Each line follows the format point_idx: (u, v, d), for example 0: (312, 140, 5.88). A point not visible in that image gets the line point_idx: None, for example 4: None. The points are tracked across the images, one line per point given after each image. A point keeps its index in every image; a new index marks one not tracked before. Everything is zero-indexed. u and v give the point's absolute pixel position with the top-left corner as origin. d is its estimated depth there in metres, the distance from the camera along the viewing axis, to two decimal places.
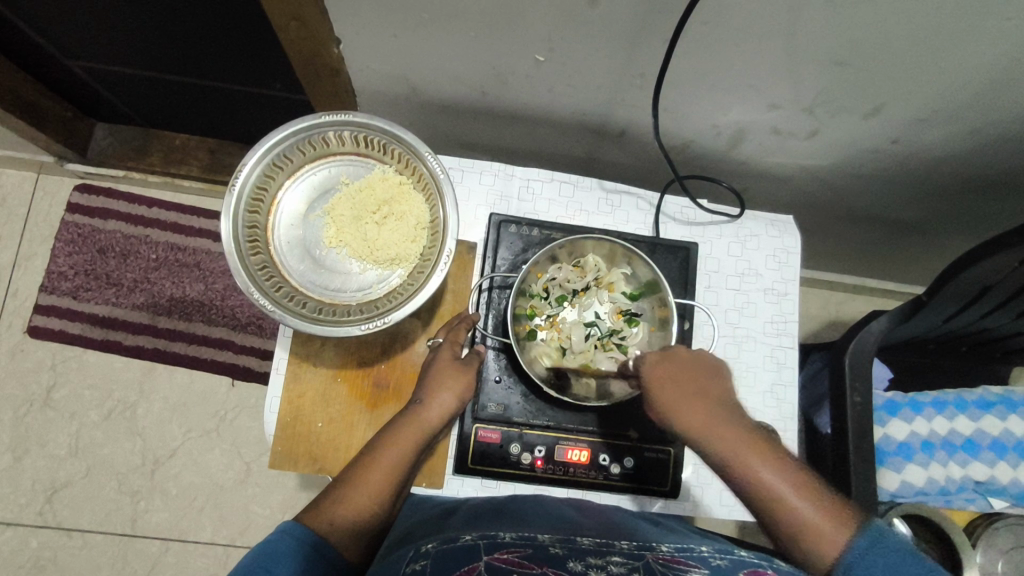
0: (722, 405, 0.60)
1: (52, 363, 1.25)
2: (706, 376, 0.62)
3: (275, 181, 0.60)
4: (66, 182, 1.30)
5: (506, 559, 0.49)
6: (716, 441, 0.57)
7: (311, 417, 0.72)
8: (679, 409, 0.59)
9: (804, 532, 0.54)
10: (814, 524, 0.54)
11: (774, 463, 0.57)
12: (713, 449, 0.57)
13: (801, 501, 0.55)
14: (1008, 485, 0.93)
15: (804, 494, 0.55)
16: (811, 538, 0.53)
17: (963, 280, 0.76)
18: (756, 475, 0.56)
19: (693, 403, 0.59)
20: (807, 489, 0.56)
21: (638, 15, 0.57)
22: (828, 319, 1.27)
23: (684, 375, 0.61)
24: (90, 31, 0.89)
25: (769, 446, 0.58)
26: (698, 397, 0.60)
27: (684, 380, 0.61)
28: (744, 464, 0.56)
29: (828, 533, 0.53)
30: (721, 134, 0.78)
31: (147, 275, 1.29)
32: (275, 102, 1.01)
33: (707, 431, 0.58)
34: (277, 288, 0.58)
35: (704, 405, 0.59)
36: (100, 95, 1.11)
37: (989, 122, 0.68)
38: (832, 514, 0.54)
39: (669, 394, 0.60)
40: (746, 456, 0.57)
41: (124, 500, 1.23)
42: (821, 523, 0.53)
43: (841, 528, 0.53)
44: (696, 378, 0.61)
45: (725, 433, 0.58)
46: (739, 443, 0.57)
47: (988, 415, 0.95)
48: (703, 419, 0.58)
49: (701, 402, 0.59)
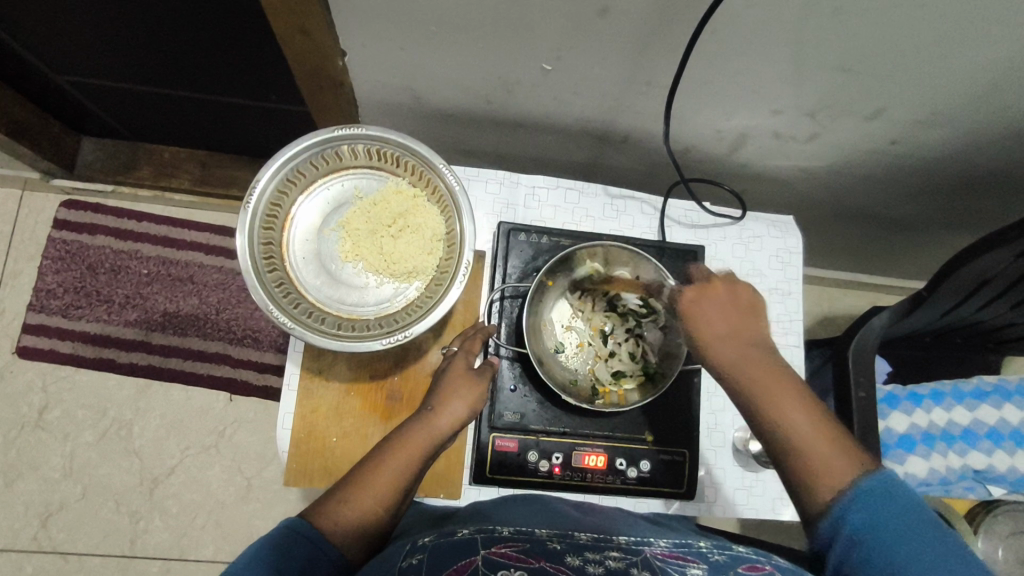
0: (758, 339, 0.60)
1: (43, 384, 1.23)
2: (747, 316, 0.61)
3: (288, 197, 0.59)
4: (52, 198, 1.27)
5: (503, 553, 0.50)
6: (742, 369, 0.58)
7: (325, 431, 0.71)
8: (711, 338, 0.60)
9: (810, 465, 0.53)
10: (823, 460, 0.53)
11: (800, 400, 0.57)
12: (737, 376, 0.58)
13: (816, 439, 0.54)
14: (1006, 473, 0.95)
15: (821, 433, 0.55)
16: (817, 472, 0.53)
17: (961, 276, 0.77)
18: (775, 409, 0.56)
19: (727, 336, 0.60)
20: (825, 430, 0.55)
21: (649, 25, 0.58)
22: (823, 315, 1.30)
23: (722, 309, 0.61)
24: (81, 46, 0.87)
25: (797, 386, 0.58)
26: (732, 330, 0.60)
27: (723, 315, 0.61)
28: (766, 397, 0.57)
29: (837, 472, 0.53)
30: (723, 138, 0.79)
31: (139, 290, 1.27)
32: (270, 114, 1.00)
33: (737, 359, 0.58)
34: (295, 305, 0.57)
35: (737, 339, 0.59)
36: (88, 109, 1.09)
37: (985, 123, 0.70)
38: (846, 457, 0.53)
39: (704, 325, 0.61)
40: (773, 388, 0.57)
41: (122, 522, 1.20)
42: (830, 461, 0.53)
43: (851, 467, 0.52)
44: (736, 313, 0.61)
45: (757, 365, 0.58)
46: (764, 373, 0.58)
47: (984, 404, 0.97)
48: (733, 348, 0.59)
49: (732, 335, 0.60)
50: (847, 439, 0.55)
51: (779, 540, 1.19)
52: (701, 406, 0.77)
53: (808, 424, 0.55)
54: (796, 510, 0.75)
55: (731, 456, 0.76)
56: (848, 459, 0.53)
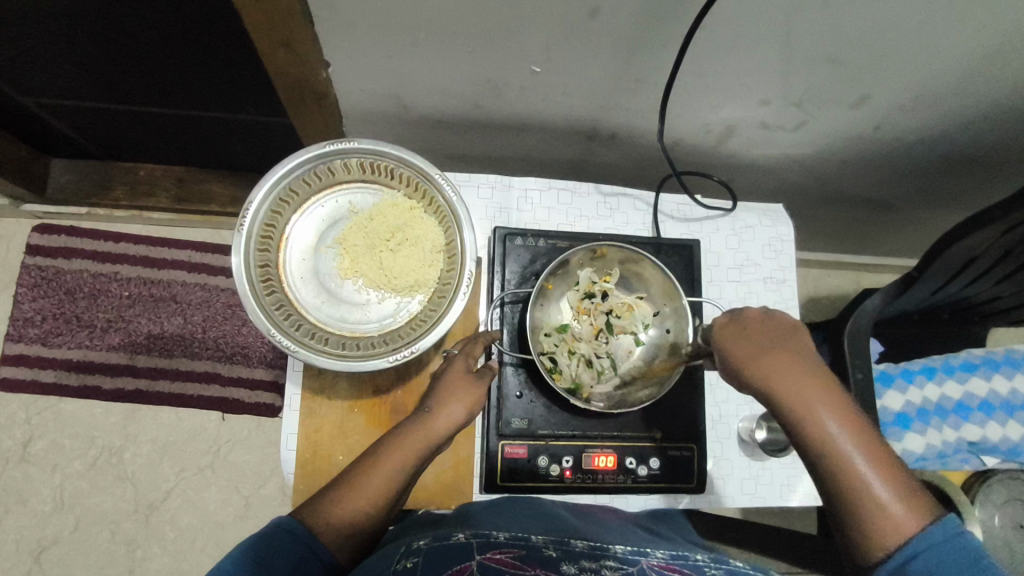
0: (813, 363, 0.56)
1: (26, 416, 1.19)
2: (795, 342, 0.57)
3: (282, 216, 0.58)
4: (23, 223, 1.23)
5: (500, 559, 0.49)
6: (797, 397, 0.54)
7: (330, 450, 0.70)
8: (764, 372, 0.56)
9: (871, 508, 0.51)
10: (886, 505, 0.50)
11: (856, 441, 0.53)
12: (795, 406, 0.54)
13: (880, 481, 0.51)
14: (999, 443, 0.98)
15: (884, 472, 0.52)
16: (878, 517, 0.50)
17: (950, 256, 0.79)
18: (835, 444, 0.53)
19: (785, 369, 0.55)
20: (890, 471, 0.52)
21: (638, 24, 0.58)
22: (811, 297, 1.31)
23: (773, 338, 0.57)
24: (48, 67, 0.84)
25: (859, 419, 0.54)
26: (783, 355, 0.56)
27: (774, 339, 0.57)
28: (828, 430, 0.53)
29: (899, 517, 0.50)
30: (711, 131, 0.79)
31: (121, 313, 1.23)
32: (248, 127, 0.98)
33: (795, 397, 0.54)
34: (297, 327, 0.56)
35: (791, 364, 0.55)
36: (57, 131, 1.05)
37: (968, 105, 0.70)
38: (911, 505, 0.51)
39: (751, 352, 0.57)
40: (830, 429, 0.53)
41: (119, 550, 1.17)
42: (894, 507, 0.50)
43: (915, 516, 0.50)
44: (784, 339, 0.57)
45: (814, 402, 0.54)
46: (824, 399, 0.54)
47: (975, 377, 0.99)
48: (790, 375, 0.55)
49: (784, 361, 0.56)
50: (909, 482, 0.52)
51: (781, 521, 1.21)
52: (705, 399, 0.77)
53: (872, 464, 0.52)
54: (805, 495, 0.76)
55: (737, 446, 0.76)
56: (912, 505, 0.51)
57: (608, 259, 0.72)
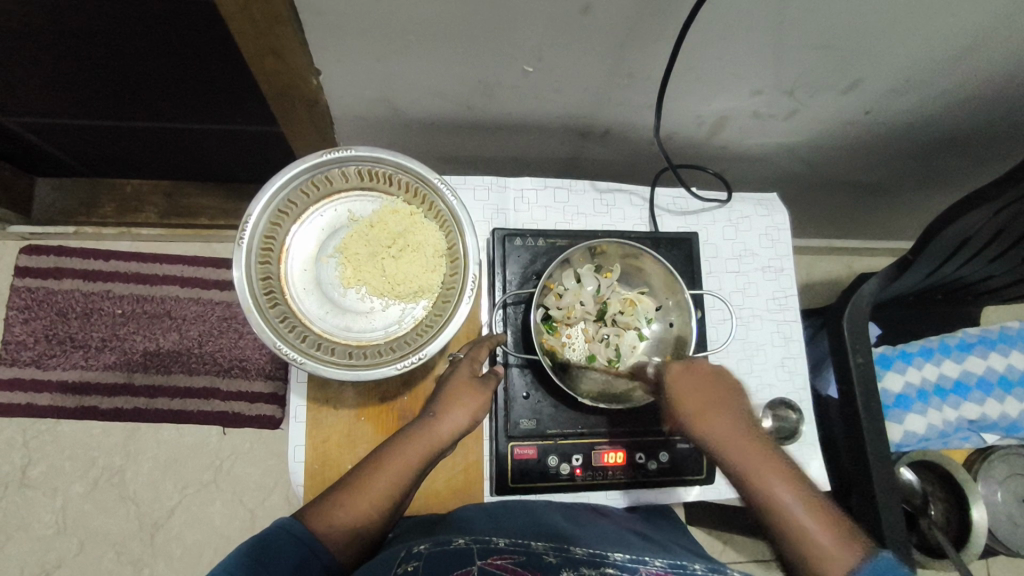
0: (741, 416, 0.60)
1: (23, 440, 1.17)
2: (731, 394, 0.62)
3: (282, 227, 0.57)
4: (10, 245, 1.21)
5: (500, 565, 0.52)
6: (733, 445, 0.58)
7: (339, 460, 0.69)
8: (699, 415, 0.60)
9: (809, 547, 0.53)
10: (821, 543, 0.53)
11: (792, 482, 0.56)
12: (733, 455, 0.58)
13: (812, 522, 0.54)
14: (998, 420, 0.99)
15: (818, 513, 0.54)
16: (813, 555, 0.53)
17: (945, 237, 0.79)
18: (769, 489, 0.56)
19: (717, 415, 0.60)
20: (821, 514, 0.54)
21: (631, 18, 0.58)
22: (805, 284, 1.32)
23: (706, 383, 0.62)
24: (31, 85, 0.83)
25: (788, 466, 0.57)
26: (717, 408, 0.60)
27: (705, 392, 0.61)
28: (760, 476, 0.56)
29: (835, 556, 0.52)
30: (703, 123, 0.79)
31: (115, 331, 1.22)
32: (237, 138, 0.97)
33: (727, 441, 0.58)
34: (303, 339, 0.56)
35: (722, 417, 0.59)
36: (41, 149, 1.04)
37: (956, 86, 0.71)
38: (843, 543, 0.53)
39: (691, 403, 0.61)
40: (764, 470, 0.56)
41: (125, 571, 1.16)
42: (826, 543, 0.53)
43: (849, 553, 0.52)
44: (719, 390, 0.61)
45: (742, 448, 0.58)
46: (757, 450, 0.58)
47: (971, 355, 1.00)
48: (720, 428, 0.59)
49: (717, 413, 0.60)
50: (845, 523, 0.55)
51: None
52: None
53: (804, 507, 0.55)
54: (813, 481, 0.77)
55: None
56: (843, 543, 0.53)
57: (608, 255, 0.71)
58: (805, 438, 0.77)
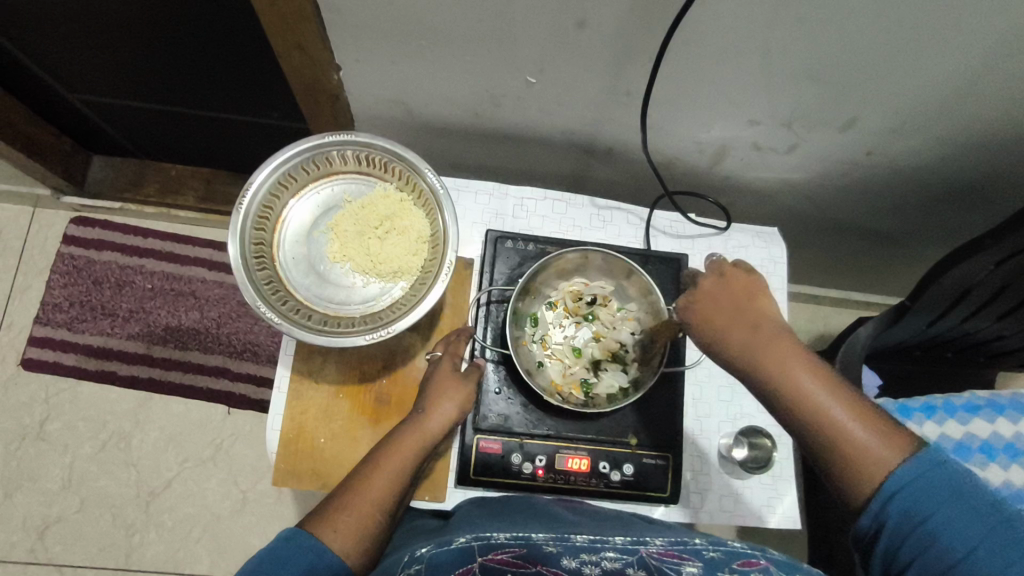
0: (780, 327, 0.60)
1: (45, 396, 1.24)
2: (759, 306, 0.62)
3: (280, 200, 0.62)
4: (62, 214, 1.31)
5: (501, 560, 0.54)
6: (776, 360, 0.58)
7: (313, 432, 0.72)
8: (724, 331, 0.61)
9: (845, 446, 0.54)
10: (859, 440, 0.53)
11: (831, 389, 0.56)
12: (773, 367, 0.58)
13: (854, 422, 0.54)
14: (1001, 488, 0.93)
15: (855, 418, 0.54)
16: (855, 456, 0.53)
17: (943, 285, 0.78)
18: (802, 390, 0.56)
19: (741, 328, 0.60)
20: (863, 413, 0.55)
21: (625, 37, 0.61)
22: (816, 333, 1.30)
23: (732, 300, 0.62)
24: (93, 65, 0.92)
25: (825, 368, 0.58)
26: (743, 320, 0.60)
27: (727, 308, 0.62)
28: (795, 378, 0.56)
29: (878, 454, 0.53)
30: (705, 151, 0.81)
31: (143, 304, 1.29)
32: (271, 131, 1.04)
33: (756, 353, 0.59)
34: (283, 303, 0.60)
35: (753, 328, 0.60)
36: (98, 127, 1.14)
37: (956, 132, 0.72)
38: (883, 439, 0.53)
39: (718, 322, 0.61)
40: (793, 373, 0.57)
41: (118, 534, 1.20)
42: (864, 440, 0.53)
43: (891, 449, 0.53)
44: (746, 303, 0.62)
45: (774, 356, 0.58)
46: (800, 364, 0.57)
47: (977, 418, 0.97)
48: (752, 340, 0.59)
49: (750, 328, 0.60)
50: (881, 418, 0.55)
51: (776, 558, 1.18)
52: (687, 413, 0.77)
53: (844, 412, 0.55)
54: (783, 518, 0.75)
55: (717, 462, 0.76)
56: (885, 439, 0.53)
57: (587, 260, 0.73)
58: (778, 472, 0.76)
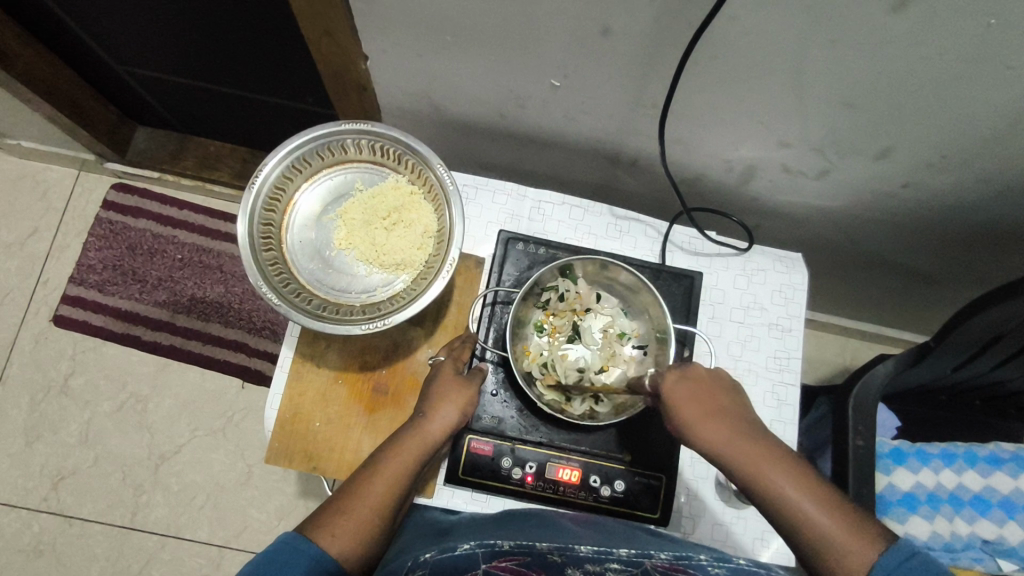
0: (745, 426, 0.57)
1: (72, 352, 1.29)
2: (727, 397, 0.59)
3: (292, 183, 0.64)
4: (104, 180, 1.36)
5: (504, 567, 0.52)
6: (748, 457, 0.54)
7: (309, 416, 0.73)
8: (693, 423, 0.57)
9: (816, 539, 0.49)
10: (832, 533, 0.49)
11: (802, 484, 0.52)
12: (744, 465, 0.54)
13: (827, 516, 0.49)
14: (1018, 546, 0.89)
15: (830, 506, 0.50)
16: (830, 552, 0.48)
17: (970, 329, 0.75)
18: (774, 488, 0.52)
19: (709, 420, 0.57)
20: (836, 507, 0.50)
21: (649, 46, 0.59)
22: (840, 365, 1.26)
23: (699, 390, 0.59)
24: (138, 37, 0.94)
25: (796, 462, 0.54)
26: (717, 415, 0.58)
27: (698, 399, 0.59)
28: (764, 471, 0.53)
29: (851, 551, 0.47)
30: (732, 169, 0.79)
31: (171, 274, 1.33)
32: (306, 115, 1.06)
33: (726, 446, 0.55)
34: (285, 285, 0.61)
35: (725, 422, 0.57)
36: (142, 98, 1.17)
37: (998, 171, 0.68)
38: (855, 531, 0.48)
39: (687, 413, 0.58)
40: (761, 466, 0.53)
41: (126, 493, 1.24)
42: (835, 533, 0.48)
43: (868, 544, 0.47)
44: (720, 397, 0.59)
45: (740, 449, 0.55)
46: (773, 463, 0.53)
47: (999, 472, 0.92)
48: (721, 435, 0.56)
49: (720, 420, 0.57)
50: (854, 510, 0.50)
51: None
52: None
53: (818, 509, 0.50)
54: (776, 553, 0.72)
55: (713, 488, 0.74)
56: (856, 531, 0.48)
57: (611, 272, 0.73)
58: None
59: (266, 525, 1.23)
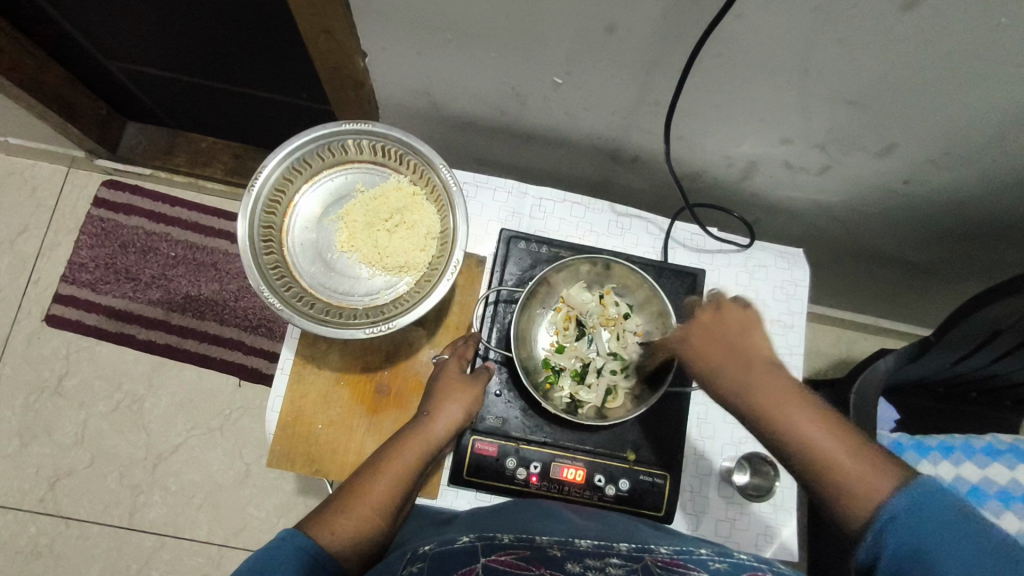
0: (763, 362, 0.56)
1: (66, 352, 1.28)
2: (755, 337, 0.58)
3: (292, 185, 0.64)
4: (95, 177, 1.34)
5: (504, 560, 0.49)
6: (770, 397, 0.54)
7: (312, 418, 0.72)
8: (713, 362, 0.58)
9: (834, 473, 0.49)
10: (850, 469, 0.48)
11: (817, 419, 0.52)
12: (766, 405, 0.54)
13: (844, 453, 0.49)
14: (1015, 538, 0.88)
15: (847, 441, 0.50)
16: (844, 484, 0.48)
17: (971, 324, 0.75)
18: (792, 427, 0.52)
19: (727, 360, 0.57)
20: (855, 446, 0.50)
21: (654, 44, 0.58)
22: (837, 357, 1.26)
23: (715, 330, 0.59)
24: (129, 33, 0.92)
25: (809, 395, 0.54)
26: (733, 353, 0.57)
27: (717, 338, 0.59)
28: (788, 410, 0.53)
29: (867, 482, 0.47)
30: (733, 166, 0.78)
31: (165, 271, 1.32)
32: (301, 112, 1.05)
33: (744, 386, 0.55)
34: (287, 288, 0.61)
35: (742, 361, 0.56)
36: (132, 94, 1.15)
37: (1001, 167, 0.68)
38: (873, 468, 0.48)
39: (707, 354, 0.59)
40: (781, 402, 0.53)
41: (124, 493, 1.23)
42: (853, 470, 0.48)
43: (882, 479, 0.47)
44: (739, 335, 0.59)
45: (760, 386, 0.55)
46: (794, 402, 0.53)
47: (996, 463, 0.92)
48: (742, 373, 0.56)
49: (741, 360, 0.57)
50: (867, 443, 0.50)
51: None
52: (690, 431, 0.76)
53: (835, 443, 0.50)
54: (781, 549, 0.73)
55: (717, 485, 0.74)
56: (875, 465, 0.48)
57: (608, 272, 0.73)
58: (780, 501, 0.74)
59: (266, 523, 1.23)
